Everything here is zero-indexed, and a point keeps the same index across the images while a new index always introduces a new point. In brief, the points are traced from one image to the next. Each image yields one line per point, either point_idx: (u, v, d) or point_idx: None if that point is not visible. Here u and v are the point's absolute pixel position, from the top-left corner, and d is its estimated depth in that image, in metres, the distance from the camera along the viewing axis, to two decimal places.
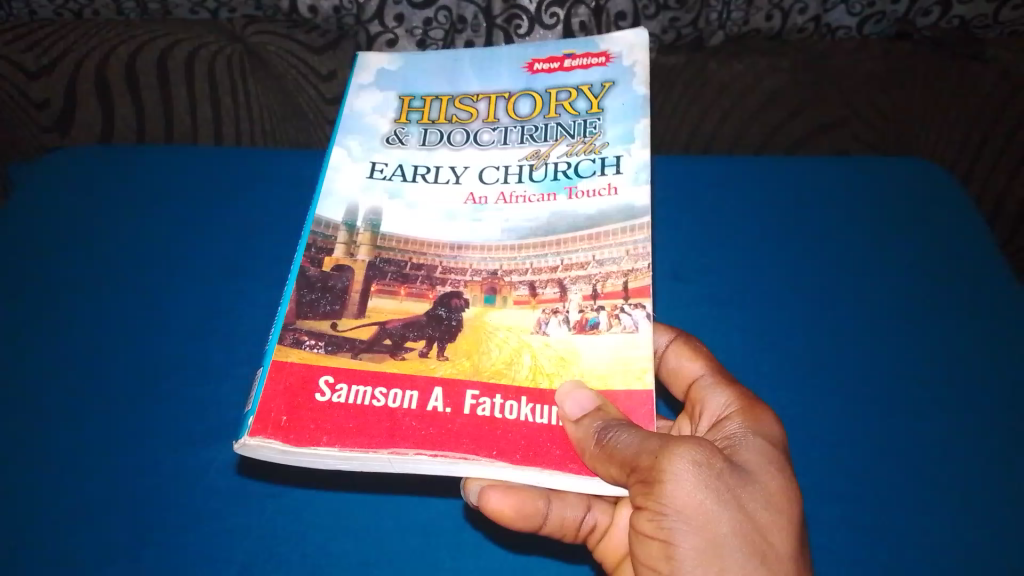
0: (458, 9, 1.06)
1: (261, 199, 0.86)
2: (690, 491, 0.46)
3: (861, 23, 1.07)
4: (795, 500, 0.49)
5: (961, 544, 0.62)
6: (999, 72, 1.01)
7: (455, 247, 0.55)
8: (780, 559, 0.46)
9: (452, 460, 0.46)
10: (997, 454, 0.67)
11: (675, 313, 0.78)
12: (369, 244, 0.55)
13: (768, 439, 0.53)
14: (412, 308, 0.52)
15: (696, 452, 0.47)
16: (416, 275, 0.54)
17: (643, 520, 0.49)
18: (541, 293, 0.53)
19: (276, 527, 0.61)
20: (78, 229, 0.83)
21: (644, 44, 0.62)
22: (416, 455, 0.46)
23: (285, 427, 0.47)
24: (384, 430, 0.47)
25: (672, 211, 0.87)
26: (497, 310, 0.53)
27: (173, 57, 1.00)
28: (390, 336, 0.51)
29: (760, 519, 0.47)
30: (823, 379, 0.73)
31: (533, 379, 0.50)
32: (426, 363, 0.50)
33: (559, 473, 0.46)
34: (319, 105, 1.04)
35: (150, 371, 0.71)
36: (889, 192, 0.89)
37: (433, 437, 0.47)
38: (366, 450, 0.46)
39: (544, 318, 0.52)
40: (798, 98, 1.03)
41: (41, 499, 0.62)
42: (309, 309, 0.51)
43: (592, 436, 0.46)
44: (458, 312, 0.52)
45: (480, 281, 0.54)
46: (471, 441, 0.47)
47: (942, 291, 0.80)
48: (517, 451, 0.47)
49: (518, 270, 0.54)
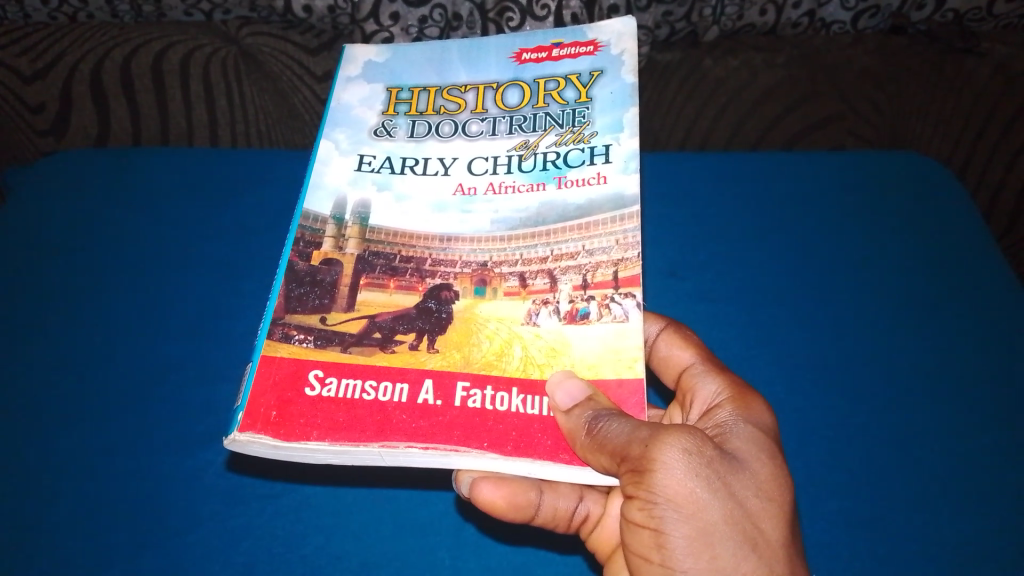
0: (453, 7, 1.04)
1: (258, 200, 0.86)
2: (681, 480, 0.46)
3: (856, 17, 1.07)
4: (786, 487, 0.49)
5: (962, 536, 0.62)
6: (993, 67, 1.02)
7: (444, 240, 0.55)
8: (771, 547, 0.46)
9: (444, 452, 0.46)
10: (996, 446, 0.67)
11: (671, 308, 0.78)
12: (358, 237, 0.55)
13: (760, 427, 0.53)
14: (402, 301, 0.52)
15: (686, 441, 0.47)
16: (406, 267, 0.54)
17: (634, 509, 0.49)
18: (531, 284, 0.53)
19: (274, 526, 0.61)
20: (75, 233, 0.83)
21: (633, 32, 0.62)
22: (408, 448, 0.46)
23: (276, 422, 0.47)
24: (374, 424, 0.47)
25: (667, 207, 0.88)
26: (488, 302, 0.52)
27: (167, 60, 1.01)
28: (380, 330, 0.51)
29: (751, 506, 0.47)
30: (819, 372, 0.73)
31: (524, 370, 0.50)
32: (416, 356, 0.50)
33: (550, 463, 0.46)
34: (314, 106, 1.03)
35: (146, 372, 0.71)
36: (884, 186, 0.89)
37: (424, 430, 0.47)
38: (356, 444, 0.46)
39: (534, 309, 0.52)
40: (796, 90, 1.03)
41: (40, 503, 0.62)
42: (298, 303, 0.51)
43: (583, 427, 0.46)
44: (448, 304, 0.52)
45: (469, 273, 0.54)
46: (461, 432, 0.47)
47: (938, 285, 0.80)
48: (508, 442, 0.47)
49: (508, 262, 0.54)
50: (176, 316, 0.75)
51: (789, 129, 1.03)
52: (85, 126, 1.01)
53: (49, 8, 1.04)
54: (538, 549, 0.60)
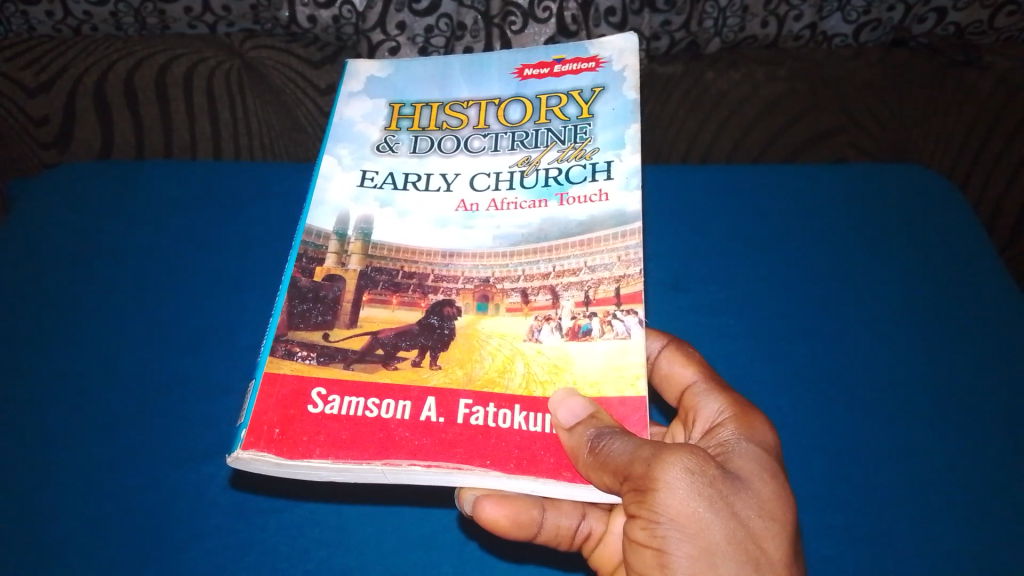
0: (459, 16, 1.05)
1: (261, 213, 0.86)
2: (683, 499, 0.46)
3: (858, 30, 1.07)
4: (788, 507, 0.49)
5: (966, 551, 0.62)
6: (995, 79, 1.02)
7: (447, 255, 0.55)
8: (773, 566, 0.46)
9: (447, 470, 0.46)
10: (999, 460, 0.67)
11: (673, 322, 0.78)
12: (361, 253, 0.55)
13: (762, 446, 0.53)
14: (404, 317, 0.52)
15: (688, 461, 0.47)
16: (408, 283, 0.54)
17: (636, 529, 0.49)
18: (533, 300, 0.53)
19: (278, 543, 0.61)
20: (78, 245, 0.83)
21: (634, 49, 0.63)
22: (410, 466, 0.46)
23: (278, 440, 0.47)
24: (377, 442, 0.47)
25: (669, 220, 0.87)
26: (490, 319, 0.52)
27: (171, 73, 1.01)
28: (383, 346, 0.51)
29: (753, 526, 0.47)
30: (823, 387, 0.73)
31: (526, 387, 0.50)
32: (419, 372, 0.50)
33: (553, 482, 0.46)
34: (318, 119, 1.03)
35: (149, 386, 0.71)
36: (886, 199, 0.89)
37: (427, 448, 0.47)
38: (359, 461, 0.46)
39: (536, 326, 0.52)
40: (801, 104, 1.03)
41: (41, 517, 0.62)
42: (301, 320, 0.51)
43: (586, 444, 0.46)
44: (451, 321, 0.52)
45: (472, 289, 0.53)
46: (464, 450, 0.47)
47: (941, 299, 0.80)
48: (510, 460, 0.47)
49: (510, 278, 0.54)
50: (178, 329, 0.75)
51: (792, 142, 1.04)
52: (88, 138, 1.02)
53: (53, 20, 1.05)
54: (542, 567, 0.60)
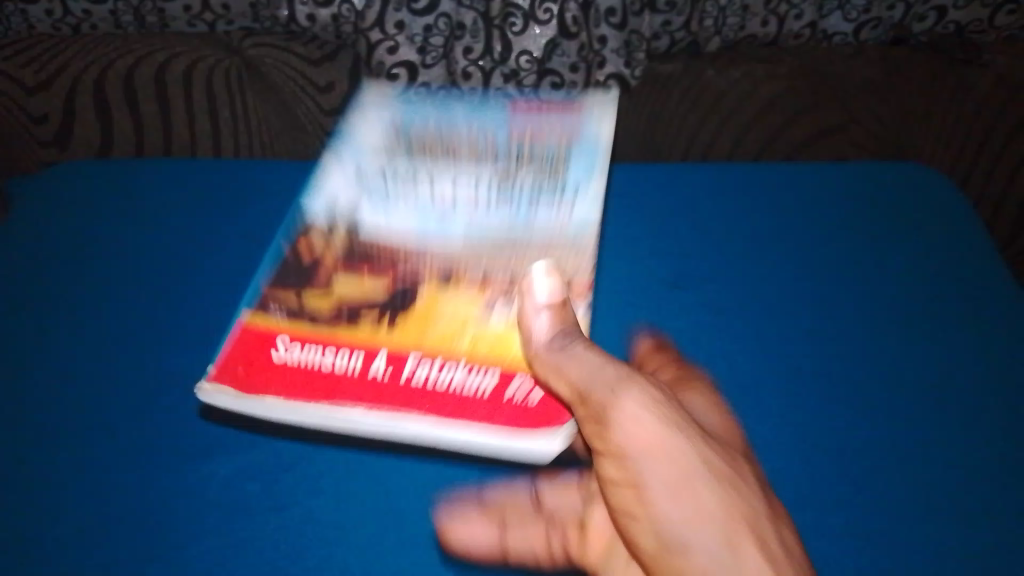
0: (457, 15, 1.04)
1: (261, 212, 0.86)
2: (648, 425, 0.50)
3: (859, 28, 1.11)
4: (753, 467, 0.53)
5: (970, 551, 0.62)
6: (995, 75, 1.07)
7: (420, 252, 0.71)
8: (746, 501, 0.49)
9: (379, 417, 0.56)
10: (1001, 457, 0.67)
11: (674, 319, 0.77)
12: (345, 240, 0.72)
13: (726, 420, 0.56)
14: (370, 295, 0.66)
15: (651, 393, 0.52)
16: (380, 268, 0.69)
17: (609, 464, 0.53)
18: (489, 280, 0.68)
19: (279, 542, 0.60)
20: (77, 244, 0.83)
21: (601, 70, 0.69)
22: (348, 409, 0.57)
23: (242, 378, 0.59)
24: (327, 389, 0.58)
25: (670, 218, 0.87)
26: (444, 296, 0.66)
27: (171, 71, 1.01)
28: (346, 312, 0.65)
29: (722, 465, 0.50)
30: (824, 385, 0.72)
31: (467, 347, 0.62)
32: (375, 334, 0.63)
33: (461, 431, 0.56)
34: (317, 117, 1.07)
35: (148, 385, 0.70)
36: (884, 196, 0.90)
37: (382, 395, 0.58)
38: (305, 403, 0.57)
39: (480, 301, 0.66)
40: (800, 97, 1.06)
41: (42, 518, 0.62)
42: (285, 300, 0.66)
43: (551, 349, 0.56)
44: (407, 298, 0.66)
45: (435, 272, 0.69)
46: (401, 399, 0.58)
47: (941, 296, 0.80)
48: (441, 409, 0.57)
49: (472, 268, 0.69)
50: (178, 329, 0.75)
51: (795, 139, 1.07)
52: (87, 137, 1.02)
53: (53, 19, 1.05)
54: None
